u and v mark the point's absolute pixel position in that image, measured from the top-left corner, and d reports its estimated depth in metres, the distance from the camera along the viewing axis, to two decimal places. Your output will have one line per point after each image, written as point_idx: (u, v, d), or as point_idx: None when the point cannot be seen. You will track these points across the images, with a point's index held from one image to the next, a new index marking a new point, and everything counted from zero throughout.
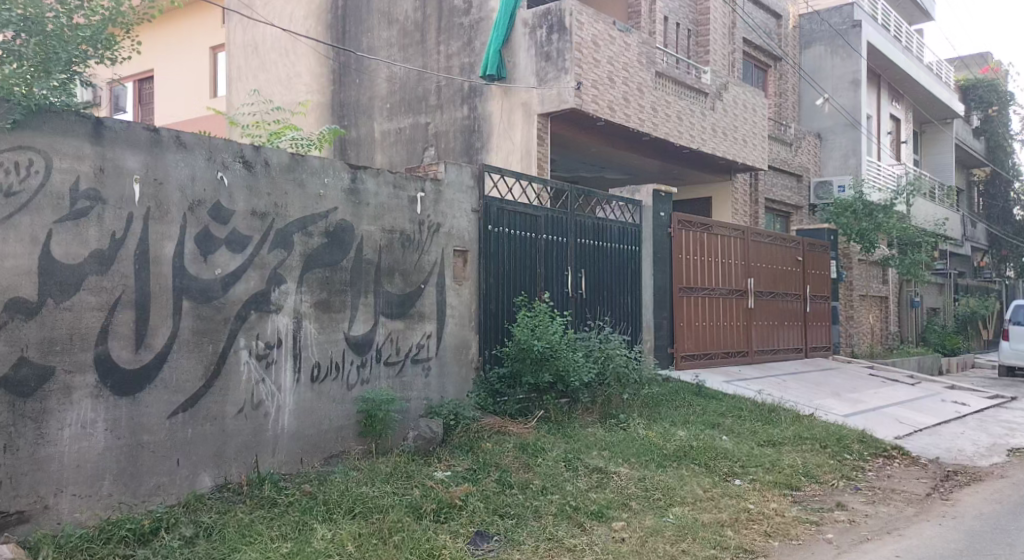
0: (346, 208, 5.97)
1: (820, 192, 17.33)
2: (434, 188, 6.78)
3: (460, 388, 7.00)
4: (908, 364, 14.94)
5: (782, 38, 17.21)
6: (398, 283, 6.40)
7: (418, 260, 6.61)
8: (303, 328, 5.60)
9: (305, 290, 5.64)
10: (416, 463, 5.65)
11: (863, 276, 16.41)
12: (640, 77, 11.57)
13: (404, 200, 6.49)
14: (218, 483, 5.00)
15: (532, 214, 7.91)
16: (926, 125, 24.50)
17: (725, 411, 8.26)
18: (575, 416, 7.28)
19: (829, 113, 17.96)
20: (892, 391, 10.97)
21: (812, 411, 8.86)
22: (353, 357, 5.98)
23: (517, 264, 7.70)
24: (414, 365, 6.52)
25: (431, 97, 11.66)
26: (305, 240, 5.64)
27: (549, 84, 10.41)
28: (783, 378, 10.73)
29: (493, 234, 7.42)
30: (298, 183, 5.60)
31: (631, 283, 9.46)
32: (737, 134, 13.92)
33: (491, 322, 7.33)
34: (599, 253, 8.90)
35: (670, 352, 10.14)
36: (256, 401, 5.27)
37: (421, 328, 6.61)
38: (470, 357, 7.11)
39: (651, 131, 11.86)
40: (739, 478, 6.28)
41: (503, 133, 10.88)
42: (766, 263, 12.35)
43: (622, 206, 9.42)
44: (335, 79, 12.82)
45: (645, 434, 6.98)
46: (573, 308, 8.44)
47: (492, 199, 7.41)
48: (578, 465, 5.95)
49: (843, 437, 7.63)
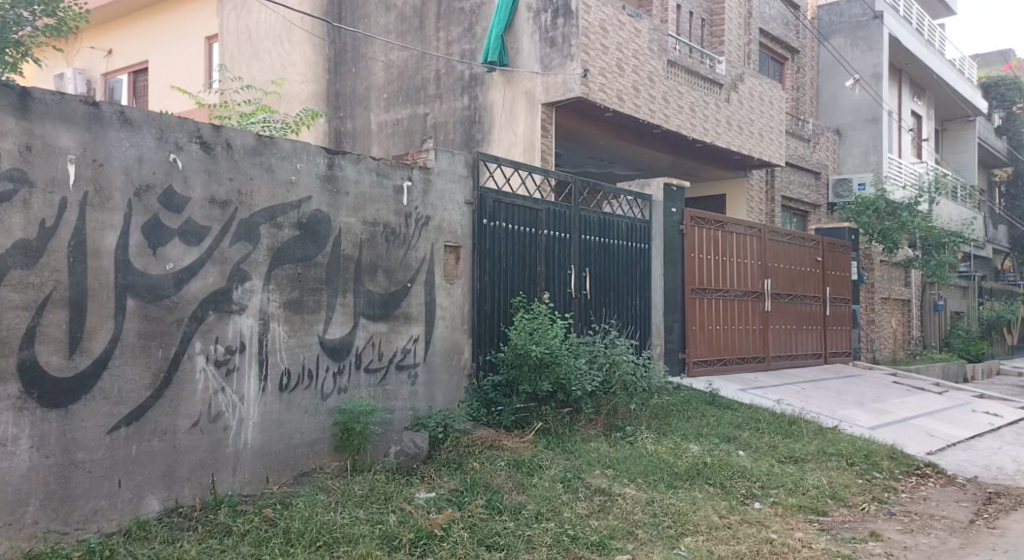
0: (322, 197, 5.37)
1: (839, 189, 16.58)
2: (422, 177, 6.17)
3: (451, 397, 6.39)
4: (933, 371, 14.22)
5: (800, 29, 16.54)
6: (380, 282, 5.80)
7: (404, 256, 6.00)
8: (270, 331, 5.00)
9: (274, 288, 5.03)
10: (396, 484, 5.04)
11: (884, 278, 15.74)
12: (651, 66, 10.94)
13: (389, 189, 5.88)
14: (167, 506, 4.40)
15: (531, 207, 7.29)
16: (948, 121, 23.73)
17: (741, 423, 7.61)
18: (577, 428, 6.65)
19: (850, 108, 17.18)
20: (918, 401, 10.27)
21: (836, 422, 8.19)
22: (329, 364, 5.37)
23: (516, 262, 7.08)
24: (399, 372, 5.92)
25: (430, 86, 11.07)
26: (274, 231, 5.04)
27: (554, 71, 9.81)
28: (802, 386, 10.05)
29: (489, 228, 6.81)
30: (266, 168, 5.00)
31: (639, 284, 8.83)
32: (754, 127, 13.27)
33: (486, 324, 6.72)
34: (605, 251, 8.27)
35: (682, 357, 9.48)
36: (214, 414, 4.67)
37: (406, 331, 6.00)
38: (462, 363, 6.50)
39: (662, 123, 11.23)
40: (759, 501, 5.64)
41: (505, 124, 10.28)
42: (784, 264, 11.68)
43: (630, 200, 8.80)
44: (331, 68, 12.26)
45: (655, 449, 6.35)
46: (576, 310, 7.80)
47: (487, 190, 6.80)
48: (578, 486, 5.32)
49: (872, 453, 6.97)
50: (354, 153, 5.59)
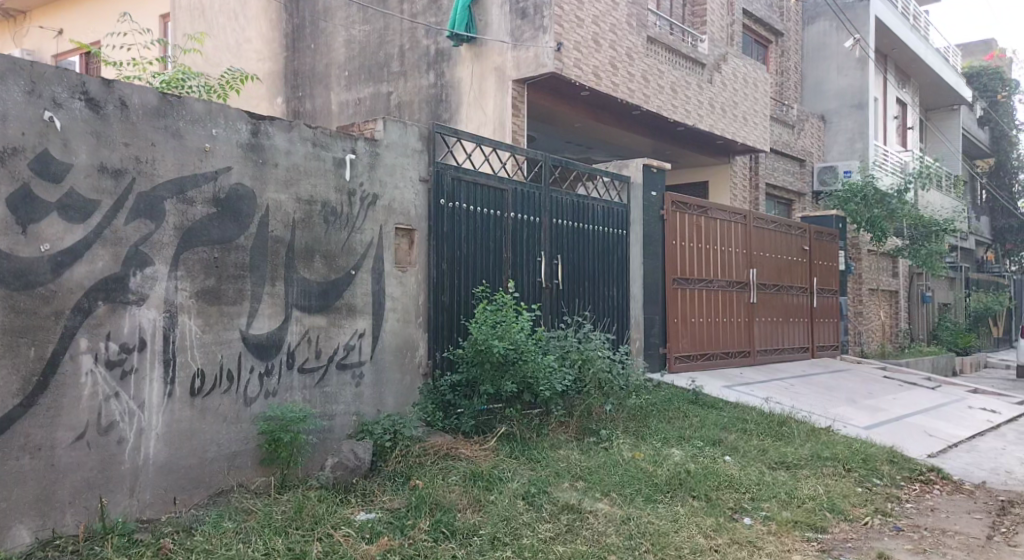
0: (245, 169, 4.60)
1: (824, 176, 15.97)
2: (368, 149, 5.41)
3: (404, 400, 5.65)
4: (922, 365, 13.71)
5: (784, 11, 15.93)
6: (318, 268, 5.03)
7: (347, 240, 5.24)
8: (178, 326, 4.24)
9: (183, 274, 4.26)
10: (330, 504, 4.31)
11: (872, 269, 15.25)
12: (630, 42, 10.23)
13: (329, 162, 5.11)
14: (42, 538, 3.62)
15: (496, 186, 6.56)
16: (933, 111, 23.36)
17: (727, 425, 6.94)
18: (546, 432, 5.93)
19: (834, 93, 16.64)
20: (912, 397, 9.67)
21: (828, 422, 7.55)
22: (254, 364, 4.61)
23: (478, 248, 6.34)
24: (341, 371, 5.16)
25: (393, 63, 10.30)
26: (183, 208, 4.27)
27: (525, 45, 9.09)
28: (790, 383, 9.42)
29: (448, 209, 6.07)
30: (172, 133, 4.23)
31: (617, 274, 8.14)
32: (737, 111, 12.62)
33: (444, 318, 5.98)
34: (579, 236, 7.56)
35: (663, 353, 8.80)
36: (106, 425, 3.90)
37: (350, 325, 5.24)
38: (416, 361, 5.76)
39: (642, 104, 10.55)
40: (749, 516, 4.97)
41: (473, 102, 9.58)
42: (770, 253, 11.05)
43: (606, 182, 8.12)
44: (288, 44, 11.45)
45: (632, 456, 5.66)
46: (547, 301, 7.08)
47: (445, 165, 6.05)
48: (542, 502, 4.61)
49: (870, 457, 6.34)
50: (285, 119, 4.83)
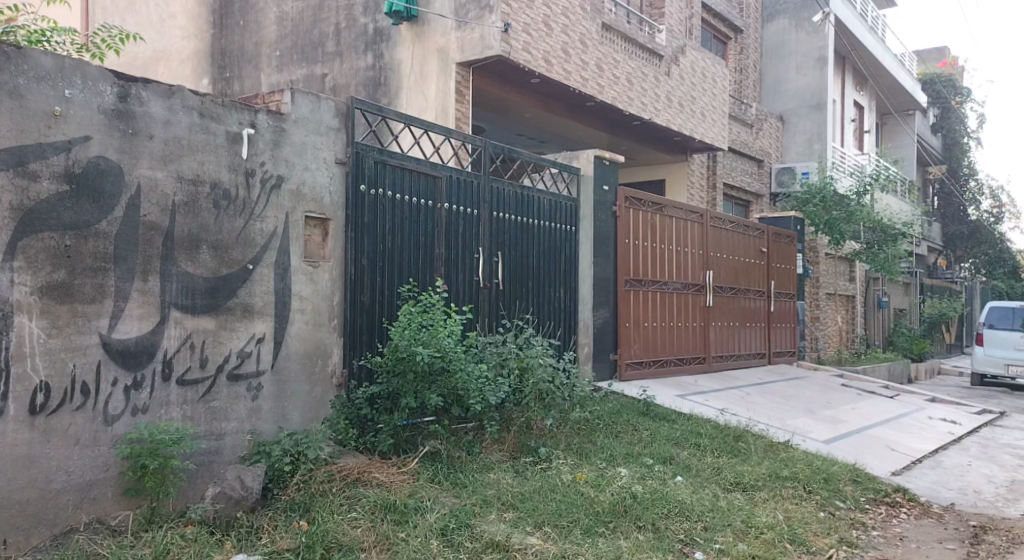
0: (108, 140, 3.82)
1: (782, 177, 15.64)
2: (272, 124, 4.66)
3: (314, 415, 4.91)
4: (879, 372, 13.41)
5: (743, 7, 15.55)
6: (205, 261, 4.26)
7: (244, 228, 4.48)
8: (14, 328, 3.45)
9: (22, 265, 3.49)
10: (203, 546, 3.57)
11: (829, 272, 14.96)
12: (583, 27, 9.61)
13: (220, 136, 4.35)
14: None
15: (428, 173, 5.83)
16: (887, 116, 23.36)
17: (679, 439, 6.37)
18: (477, 451, 5.23)
19: (792, 93, 16.33)
20: (871, 407, 9.24)
21: (788, 437, 7.02)
22: (119, 374, 3.85)
23: (406, 242, 5.60)
24: (234, 383, 4.41)
25: (328, 42, 9.50)
26: (24, 184, 3.49)
27: (470, 25, 8.43)
28: (746, 391, 8.90)
29: (370, 196, 5.31)
30: (9, 92, 3.44)
31: (564, 274, 7.51)
32: (695, 106, 12.12)
33: (363, 321, 5.23)
34: (522, 231, 6.88)
35: (613, 359, 8.20)
36: None
37: (246, 329, 4.48)
38: (329, 371, 5.01)
39: (596, 94, 9.95)
40: (700, 550, 4.34)
41: (414, 87, 8.90)
42: (726, 255, 10.55)
43: (553, 173, 7.48)
44: (216, 21, 10.59)
45: (573, 478, 4.99)
46: (484, 302, 6.37)
47: (367, 147, 5.29)
48: (462, 540, 3.92)
49: (832, 477, 5.81)
50: (165, 83, 4.07)
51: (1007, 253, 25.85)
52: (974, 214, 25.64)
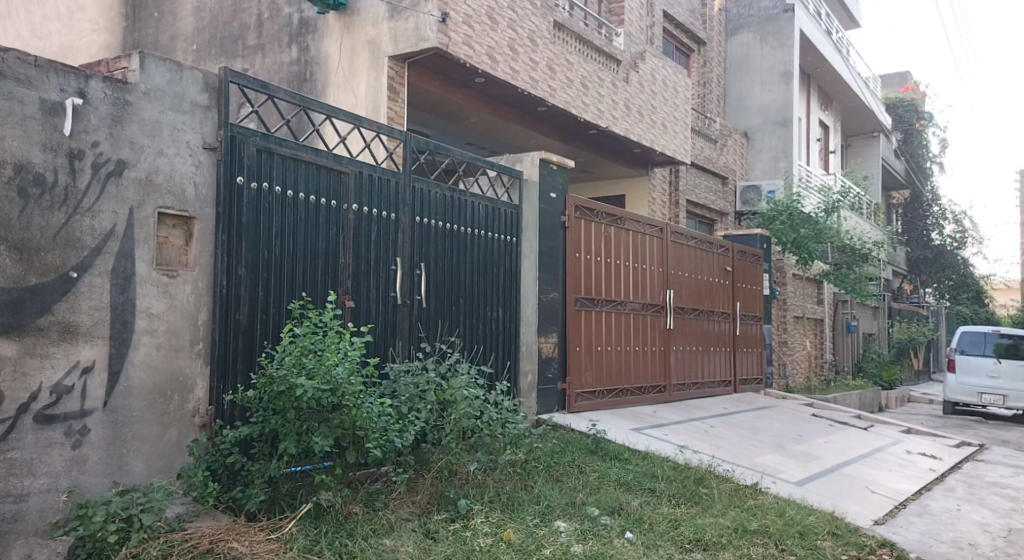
0: None
1: (747, 196, 14.98)
2: (111, 94, 3.68)
3: (166, 465, 3.89)
4: (849, 401, 12.66)
5: (706, 19, 14.97)
6: (4, 267, 3.26)
7: (65, 226, 3.48)
8: None
9: None
10: None
11: (797, 294, 14.28)
12: (533, 24, 8.78)
13: (30, 105, 3.36)
14: None
15: (329, 167, 4.86)
16: (853, 137, 23.06)
17: (632, 484, 5.44)
18: (378, 508, 4.23)
19: (757, 109, 15.73)
20: (846, 441, 8.42)
21: (757, 479, 6.12)
22: None
23: (300, 250, 4.62)
24: (44, 424, 3.38)
25: (249, 35, 8.54)
26: None
27: (404, 15, 7.56)
28: (710, 425, 8.03)
29: (250, 191, 4.32)
30: None
31: (502, 291, 6.58)
32: (656, 116, 11.37)
33: (239, 347, 4.23)
34: (451, 240, 5.95)
35: (562, 389, 7.26)
36: None
37: (67, 354, 3.47)
38: (189, 408, 4.00)
39: (546, 96, 9.11)
40: None
41: (342, 83, 7.98)
42: (688, 273, 9.72)
43: (490, 177, 6.59)
44: (128, 13, 9.46)
45: (494, 541, 4.02)
46: (401, 323, 5.40)
47: (247, 131, 4.32)
48: None
49: (808, 531, 4.90)
50: None
51: (971, 278, 25.63)
52: (938, 238, 25.40)
